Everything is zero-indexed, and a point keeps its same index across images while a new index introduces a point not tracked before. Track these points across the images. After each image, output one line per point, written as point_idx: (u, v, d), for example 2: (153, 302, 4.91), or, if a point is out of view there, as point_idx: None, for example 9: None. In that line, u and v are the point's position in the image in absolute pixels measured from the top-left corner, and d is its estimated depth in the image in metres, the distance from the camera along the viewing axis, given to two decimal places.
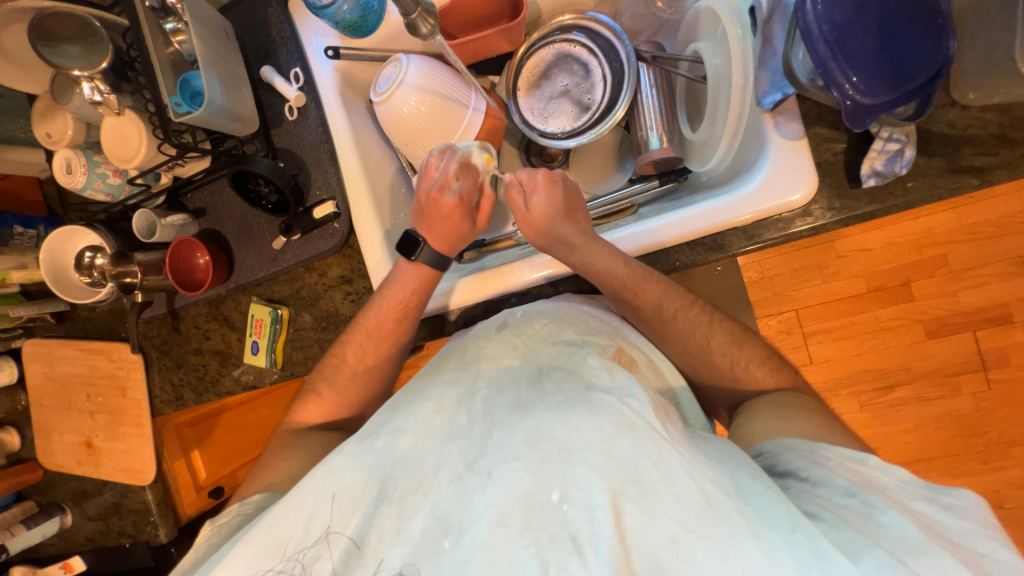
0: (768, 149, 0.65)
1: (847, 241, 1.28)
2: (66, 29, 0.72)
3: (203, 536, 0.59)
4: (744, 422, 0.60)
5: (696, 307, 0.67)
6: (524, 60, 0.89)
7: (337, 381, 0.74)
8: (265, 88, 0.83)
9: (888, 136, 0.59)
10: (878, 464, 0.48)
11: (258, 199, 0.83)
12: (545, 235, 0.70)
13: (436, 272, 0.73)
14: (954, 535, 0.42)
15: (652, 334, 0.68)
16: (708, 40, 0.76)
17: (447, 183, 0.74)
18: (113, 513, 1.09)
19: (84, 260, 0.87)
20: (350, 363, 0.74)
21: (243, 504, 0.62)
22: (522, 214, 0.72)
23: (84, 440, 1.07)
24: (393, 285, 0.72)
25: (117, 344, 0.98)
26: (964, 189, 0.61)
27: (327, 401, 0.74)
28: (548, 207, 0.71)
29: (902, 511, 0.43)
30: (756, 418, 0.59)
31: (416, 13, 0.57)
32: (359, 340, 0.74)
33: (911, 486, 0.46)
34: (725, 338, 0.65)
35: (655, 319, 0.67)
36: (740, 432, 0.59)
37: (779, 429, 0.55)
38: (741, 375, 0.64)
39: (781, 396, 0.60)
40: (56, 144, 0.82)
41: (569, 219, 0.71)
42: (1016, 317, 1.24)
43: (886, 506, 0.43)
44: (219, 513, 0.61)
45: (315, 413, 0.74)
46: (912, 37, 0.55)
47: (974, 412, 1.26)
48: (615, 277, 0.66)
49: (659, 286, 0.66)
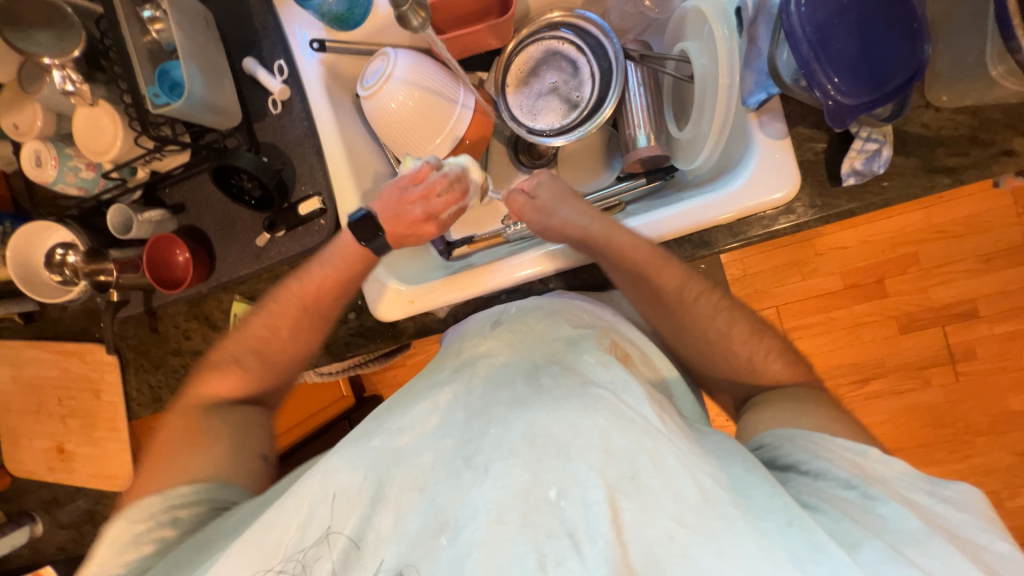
0: (752, 147, 0.67)
1: (826, 239, 1.32)
2: (36, 15, 0.69)
3: (116, 531, 0.57)
4: (757, 412, 0.60)
5: (716, 293, 0.67)
6: (513, 57, 0.89)
7: (267, 354, 0.74)
8: (247, 80, 0.81)
9: (868, 135, 0.62)
10: (878, 456, 0.49)
11: (241, 194, 0.80)
12: (551, 217, 0.71)
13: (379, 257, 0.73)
14: (950, 524, 0.44)
15: (676, 325, 0.67)
16: (694, 40, 0.78)
17: (435, 213, 0.72)
18: (87, 520, 1.05)
19: (54, 258, 0.83)
20: (279, 334, 0.74)
21: (167, 499, 0.60)
22: (526, 208, 0.73)
23: (56, 445, 1.02)
24: (330, 259, 0.73)
25: (91, 344, 0.94)
26: (938, 188, 0.63)
27: (242, 372, 0.73)
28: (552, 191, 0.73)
29: (901, 502, 0.45)
30: (763, 409, 0.60)
31: (408, 5, 0.57)
32: (290, 312, 0.74)
33: (909, 478, 0.47)
34: (748, 324, 0.66)
35: (677, 305, 0.66)
36: (748, 421, 0.61)
37: (787, 420, 0.56)
38: (761, 366, 0.64)
39: (794, 390, 0.61)
40: (24, 136, 0.79)
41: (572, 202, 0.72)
42: (982, 312, 1.29)
43: (887, 498, 0.45)
44: (130, 508, 0.59)
45: (224, 386, 0.72)
46: (889, 40, 0.57)
47: (944, 404, 1.32)
48: (640, 255, 0.65)
49: (669, 282, 0.65)
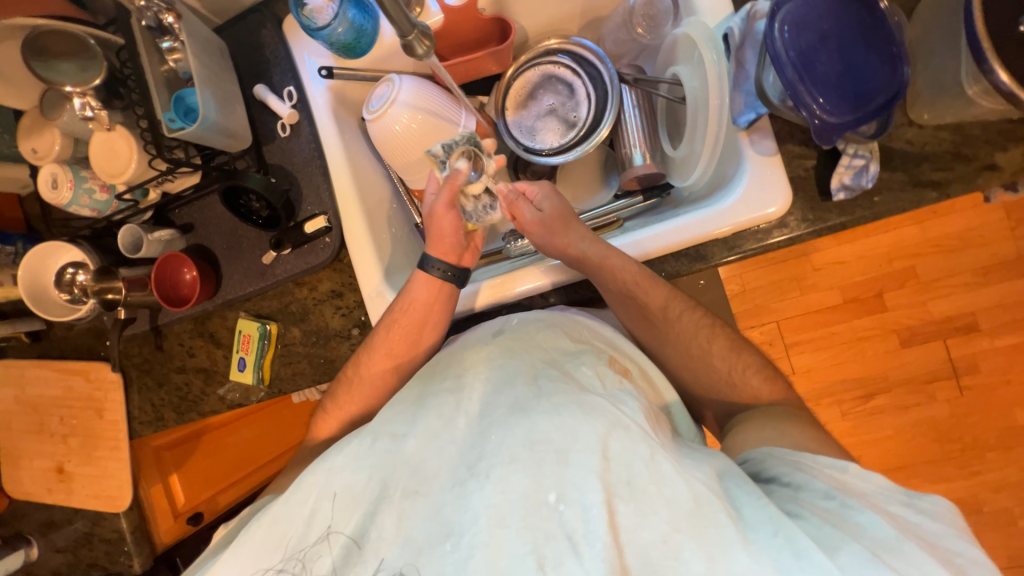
0: (744, 164, 0.69)
1: (822, 254, 1.33)
2: (59, 46, 0.72)
3: (218, 538, 0.62)
4: (740, 433, 0.60)
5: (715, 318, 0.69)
6: (512, 81, 0.93)
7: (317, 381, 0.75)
8: (258, 106, 0.84)
9: (854, 152, 0.63)
10: (858, 471, 0.48)
11: (249, 214, 0.83)
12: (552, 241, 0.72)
13: (453, 288, 0.74)
14: (931, 537, 0.43)
15: (658, 337, 0.69)
16: (686, 64, 0.80)
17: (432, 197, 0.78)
18: (83, 544, 1.04)
19: (64, 277, 0.85)
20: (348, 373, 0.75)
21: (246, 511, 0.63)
22: (533, 222, 0.73)
23: (55, 466, 1.02)
24: (397, 307, 0.73)
25: (95, 363, 0.95)
26: (925, 202, 0.65)
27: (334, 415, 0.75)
28: (556, 207, 0.74)
29: (878, 512, 0.44)
30: (751, 429, 0.60)
31: (413, 35, 0.57)
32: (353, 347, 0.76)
33: (887, 492, 0.46)
34: (728, 339, 0.67)
35: (664, 316, 0.68)
36: (737, 439, 0.60)
37: (771, 440, 0.56)
38: (741, 382, 0.65)
39: (775, 410, 0.62)
40: (42, 159, 0.81)
41: (570, 224, 0.73)
42: (982, 325, 1.30)
43: (863, 507, 0.44)
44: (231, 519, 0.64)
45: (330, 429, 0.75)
46: (869, 63, 0.60)
47: (949, 418, 1.31)
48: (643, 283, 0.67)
49: (677, 300, 0.68)
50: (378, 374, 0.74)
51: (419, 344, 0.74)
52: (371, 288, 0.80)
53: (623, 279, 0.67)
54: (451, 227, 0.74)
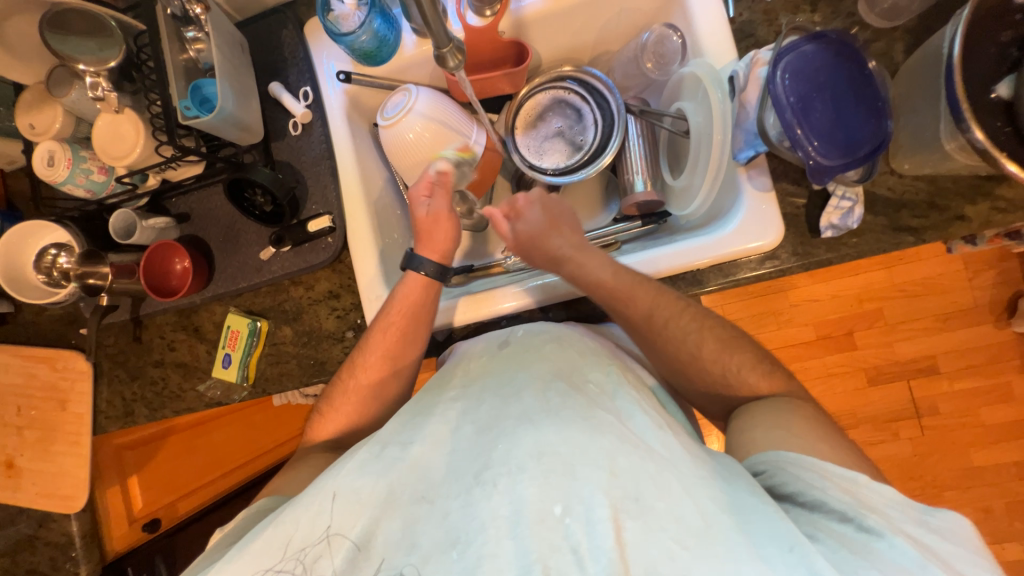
0: (741, 199, 0.73)
1: (799, 291, 1.40)
2: (81, 25, 0.72)
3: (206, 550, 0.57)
4: (746, 428, 0.61)
5: None
6: (523, 101, 0.96)
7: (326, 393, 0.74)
8: (271, 103, 0.85)
9: (842, 194, 0.69)
10: (867, 483, 0.50)
11: (251, 208, 0.82)
12: (539, 257, 0.75)
13: (437, 284, 0.75)
14: (933, 551, 0.45)
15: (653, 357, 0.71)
16: (690, 101, 0.85)
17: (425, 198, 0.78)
18: (24, 548, 0.96)
19: (45, 258, 0.81)
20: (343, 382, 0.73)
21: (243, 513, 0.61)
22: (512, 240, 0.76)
23: (5, 459, 0.95)
24: (389, 306, 0.73)
25: (65, 351, 0.90)
26: (903, 246, 0.71)
27: (322, 425, 0.73)
28: (534, 222, 0.75)
29: (896, 532, 0.45)
30: (757, 427, 0.60)
31: (448, 48, 0.59)
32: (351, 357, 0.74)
33: (900, 507, 0.48)
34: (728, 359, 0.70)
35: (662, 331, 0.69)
36: (741, 437, 0.61)
37: (777, 441, 0.56)
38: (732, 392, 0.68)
39: (777, 402, 0.62)
40: (39, 135, 0.79)
41: (553, 234, 0.75)
42: (943, 368, 1.38)
43: (883, 531, 0.45)
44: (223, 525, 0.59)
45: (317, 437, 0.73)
46: (858, 115, 0.66)
47: (913, 456, 1.37)
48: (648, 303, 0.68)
49: (686, 318, 0.68)
50: (372, 380, 0.72)
51: (418, 347, 0.74)
52: (371, 291, 0.79)
53: (627, 292, 0.68)
54: (447, 234, 0.77)
